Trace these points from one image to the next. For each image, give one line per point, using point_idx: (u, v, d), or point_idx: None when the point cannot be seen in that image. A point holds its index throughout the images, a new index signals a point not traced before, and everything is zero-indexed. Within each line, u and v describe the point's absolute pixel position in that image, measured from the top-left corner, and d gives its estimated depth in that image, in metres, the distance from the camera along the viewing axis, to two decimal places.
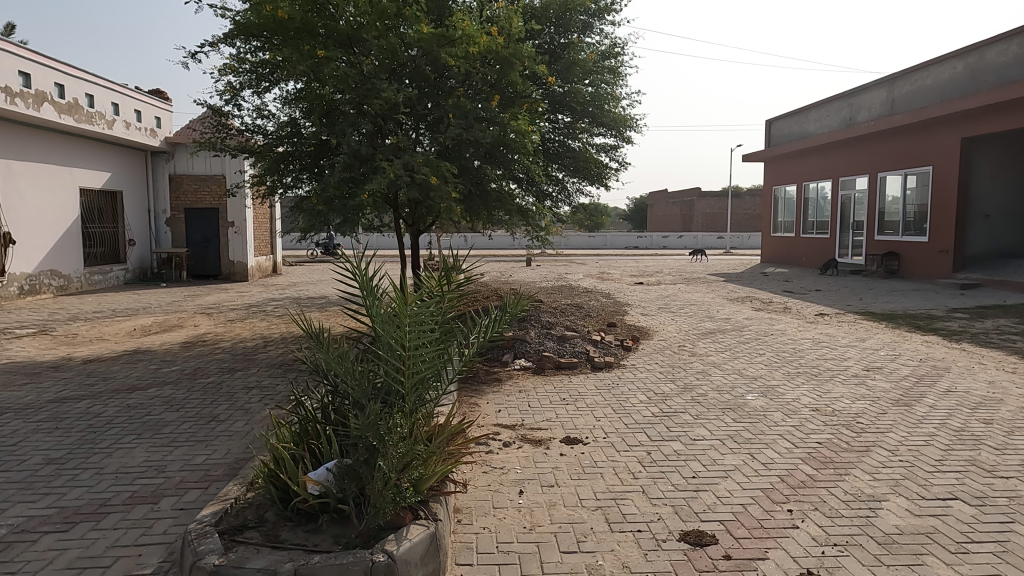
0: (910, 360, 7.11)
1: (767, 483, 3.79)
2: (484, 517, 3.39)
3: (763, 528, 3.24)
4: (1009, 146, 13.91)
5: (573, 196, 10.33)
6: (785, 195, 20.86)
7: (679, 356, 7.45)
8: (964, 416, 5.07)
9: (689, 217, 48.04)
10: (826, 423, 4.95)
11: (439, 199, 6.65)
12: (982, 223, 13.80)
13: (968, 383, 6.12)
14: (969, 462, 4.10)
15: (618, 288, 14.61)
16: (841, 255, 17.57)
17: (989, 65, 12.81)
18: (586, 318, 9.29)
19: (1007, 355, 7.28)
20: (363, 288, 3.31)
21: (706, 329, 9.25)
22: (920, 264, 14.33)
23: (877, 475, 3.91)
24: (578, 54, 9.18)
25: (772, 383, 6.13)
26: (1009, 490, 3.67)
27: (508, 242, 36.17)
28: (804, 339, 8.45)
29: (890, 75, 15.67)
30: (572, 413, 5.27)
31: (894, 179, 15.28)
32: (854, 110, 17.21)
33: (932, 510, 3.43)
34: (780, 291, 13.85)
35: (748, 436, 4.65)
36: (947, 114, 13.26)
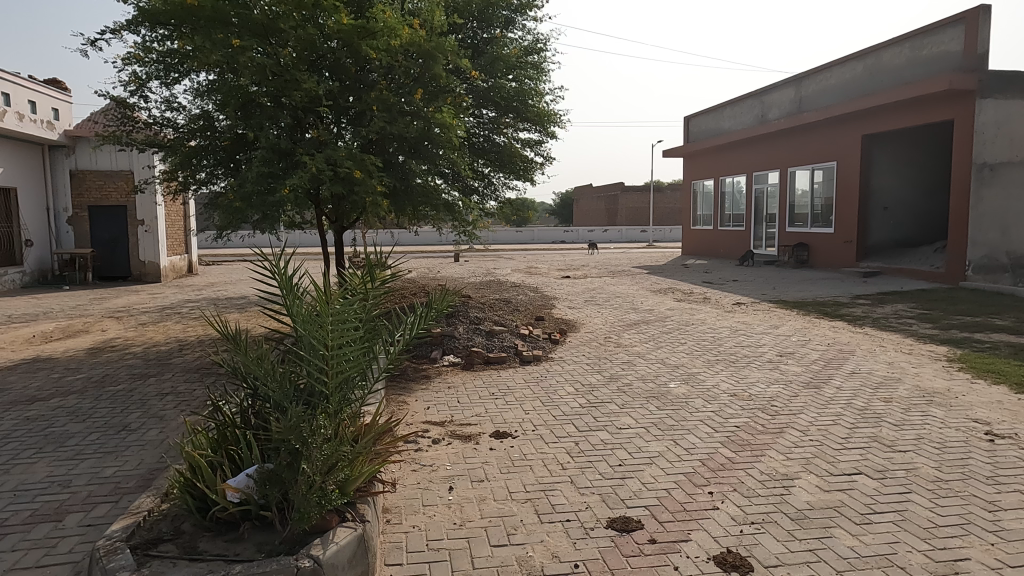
0: (819, 345, 7.52)
1: (690, 468, 3.93)
2: (414, 515, 3.36)
3: (686, 511, 3.36)
4: (908, 143, 14.79)
5: (499, 190, 10.40)
6: (703, 189, 21.61)
7: (606, 347, 7.59)
8: (867, 396, 5.42)
9: (614, 211, 49.15)
10: (744, 407, 5.17)
11: (364, 193, 6.52)
12: (881, 215, 14.71)
13: (871, 365, 6.54)
14: (872, 439, 4.38)
15: (545, 282, 14.79)
16: (756, 246, 18.37)
17: (886, 67, 13.66)
18: (515, 312, 9.35)
19: (905, 339, 7.81)
20: (283, 287, 3.18)
21: (630, 320, 9.50)
22: (828, 254, 15.18)
23: (790, 454, 4.12)
24: (502, 49, 9.18)
25: (693, 371, 6.36)
26: (907, 463, 3.95)
27: (436, 237, 35.99)
28: (722, 327, 8.80)
29: (797, 75, 16.47)
30: (501, 407, 5.29)
31: (803, 174, 16.11)
32: (766, 108, 18.00)
33: (840, 486, 3.64)
34: (699, 282, 14.31)
35: (670, 423, 4.81)
36: (850, 113, 14.07)
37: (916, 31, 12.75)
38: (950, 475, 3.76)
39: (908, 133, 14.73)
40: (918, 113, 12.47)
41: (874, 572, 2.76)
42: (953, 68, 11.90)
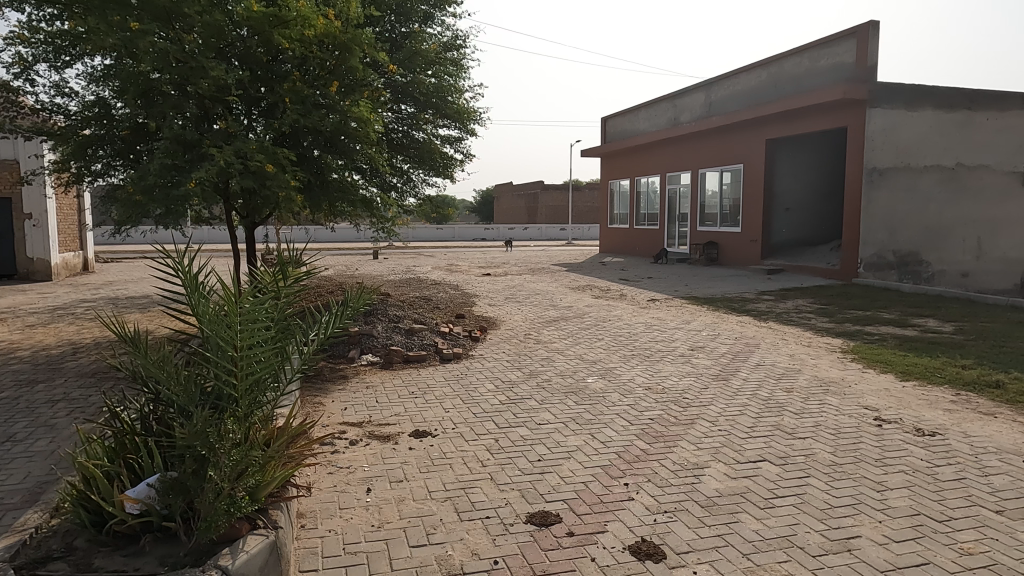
0: (727, 339, 7.88)
1: (606, 460, 4.03)
2: (330, 519, 3.27)
3: (602, 502, 3.44)
4: (807, 148, 15.71)
5: (419, 187, 10.33)
6: (619, 189, 22.18)
7: (525, 344, 7.66)
8: (771, 387, 5.73)
9: (534, 208, 49.69)
10: (658, 400, 5.34)
11: (276, 188, 6.27)
12: (784, 215, 15.56)
13: (774, 357, 6.91)
14: (774, 427, 4.63)
15: (465, 279, 14.76)
16: (670, 245, 19.02)
17: (787, 75, 14.45)
18: (435, 310, 9.27)
19: (804, 332, 8.30)
20: (187, 286, 3.01)
21: (549, 316, 9.63)
22: (736, 252, 15.92)
23: (701, 444, 4.30)
24: (421, 44, 9.05)
25: (610, 366, 6.51)
26: (806, 449, 4.20)
27: (354, 234, 35.24)
28: (637, 323, 9.07)
29: (707, 80, 17.17)
30: (420, 406, 5.24)
31: (712, 176, 16.82)
32: (678, 111, 18.66)
33: (746, 473, 3.82)
34: (616, 280, 14.68)
35: (588, 417, 4.91)
36: (755, 118, 14.79)
37: (814, 43, 13.56)
38: (844, 459, 4.03)
39: (807, 139, 15.65)
40: (816, 120, 13.26)
41: (777, 553, 2.92)
42: (847, 78, 12.74)
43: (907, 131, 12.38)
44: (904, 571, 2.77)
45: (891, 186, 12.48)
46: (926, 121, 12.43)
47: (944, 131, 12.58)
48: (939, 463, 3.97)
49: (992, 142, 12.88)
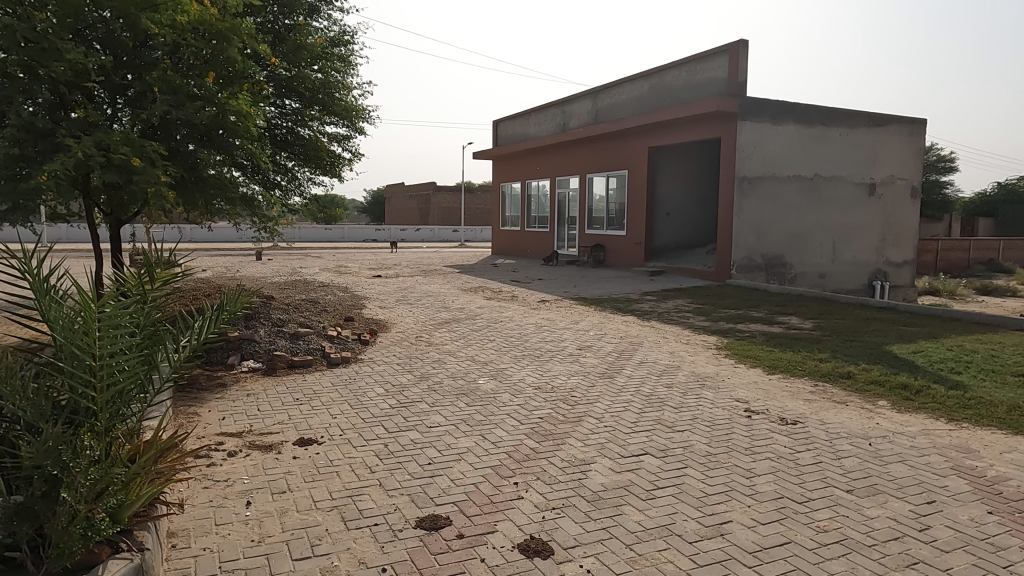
0: (613, 338, 8.19)
1: (496, 460, 4.06)
2: (205, 537, 3.08)
3: (492, 503, 3.46)
4: (685, 157, 16.63)
5: (304, 185, 10.04)
6: (511, 192, 22.47)
7: (417, 346, 7.58)
8: (653, 383, 6.00)
9: (426, 210, 49.31)
10: (547, 399, 5.45)
11: (143, 182, 5.79)
12: (664, 220, 16.37)
13: (656, 355, 7.24)
14: (656, 422, 4.86)
15: (355, 281, 14.39)
16: (559, 247, 19.48)
17: (667, 87, 15.22)
18: (322, 313, 8.98)
19: (684, 330, 8.77)
20: (37, 291, 2.71)
21: (441, 318, 9.58)
22: (621, 255, 16.58)
23: (587, 441, 4.43)
24: (306, 37, 8.73)
25: (501, 367, 6.57)
26: (684, 442, 4.44)
27: (234, 234, 33.44)
28: (528, 324, 9.21)
29: (594, 88, 17.76)
30: (306, 412, 5.04)
31: (599, 181, 17.42)
32: (567, 117, 19.18)
33: (629, 467, 3.98)
34: (508, 281, 14.85)
35: (479, 418, 4.92)
36: (638, 126, 15.47)
37: (690, 57, 14.38)
38: (718, 450, 4.29)
39: (685, 148, 16.56)
40: (692, 131, 14.07)
41: (657, 542, 3.06)
42: (720, 92, 13.60)
43: (773, 142, 13.52)
44: (769, 551, 2.99)
45: (761, 193, 13.53)
46: (788, 134, 13.70)
47: (804, 145, 13.99)
48: (800, 449, 4.32)
49: (837, 157, 14.52)
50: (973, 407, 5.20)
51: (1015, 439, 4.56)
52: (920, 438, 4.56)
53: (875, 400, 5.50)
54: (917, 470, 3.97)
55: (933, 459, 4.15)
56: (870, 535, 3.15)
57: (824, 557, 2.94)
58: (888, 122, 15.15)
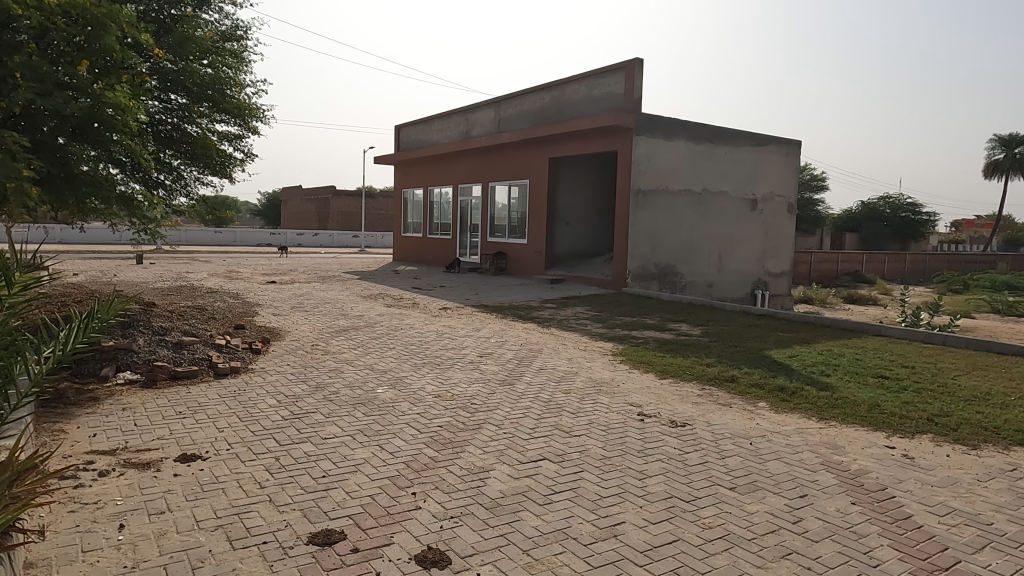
0: (513, 345, 8.26)
1: (394, 471, 3.98)
2: (70, 565, 2.81)
3: (389, 514, 3.39)
4: (585, 168, 17.12)
5: (191, 185, 9.49)
6: (413, 198, 22.25)
7: (312, 355, 7.31)
8: (552, 389, 6.10)
9: (324, 214, 47.88)
10: (447, 407, 5.41)
11: (3, 178, 5.24)
12: (564, 229, 16.76)
13: (555, 361, 7.38)
14: (554, 427, 4.94)
15: (247, 287, 13.72)
16: (461, 254, 19.47)
17: (567, 99, 15.61)
18: (210, 321, 8.48)
19: (582, 337, 8.99)
20: None
21: (339, 326, 9.30)
22: (522, 263, 16.81)
23: (486, 448, 4.44)
24: (194, 30, 8.26)
25: (400, 375, 6.46)
26: (581, 446, 4.54)
27: (110, 235, 31.03)
28: (429, 332, 9.13)
29: (497, 97, 17.94)
30: (189, 427, 4.74)
31: (502, 189, 17.59)
32: (470, 125, 19.24)
33: (527, 472, 4.02)
34: (409, 288, 14.65)
35: (376, 428, 4.82)
36: (540, 137, 15.76)
37: (590, 72, 14.84)
38: (612, 453, 4.42)
39: (585, 160, 17.03)
40: (591, 143, 14.51)
41: (553, 546, 3.11)
42: (617, 107, 14.12)
43: (665, 157, 14.18)
44: (659, 549, 3.11)
45: (655, 205, 14.15)
46: (679, 150, 14.42)
47: (694, 161, 14.77)
48: (689, 450, 4.53)
49: (723, 173, 15.44)
50: (839, 406, 5.65)
51: (874, 434, 5.00)
52: (794, 437, 4.90)
53: (755, 402, 5.86)
54: (792, 466, 4.27)
55: (805, 455, 4.48)
56: (750, 530, 3.34)
57: (708, 553, 3.09)
58: (768, 142, 16.28)
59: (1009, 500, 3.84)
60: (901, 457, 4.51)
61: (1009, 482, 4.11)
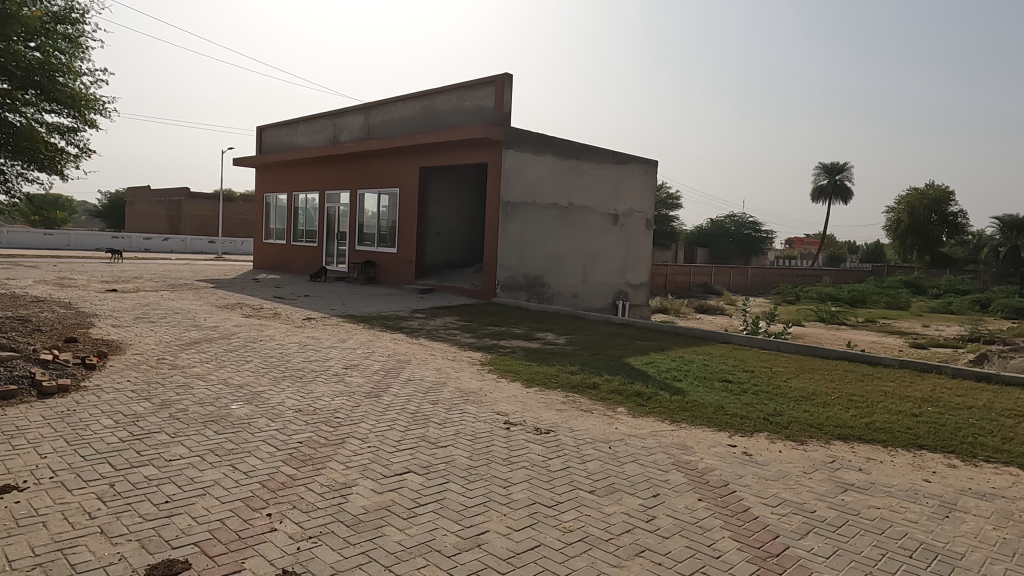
0: (380, 356, 8.09)
1: (248, 491, 3.75)
2: None
3: (240, 539, 3.17)
4: (456, 179, 17.19)
5: (13, 182, 8.43)
6: (276, 203, 21.23)
7: (157, 370, 6.73)
8: (419, 400, 6.03)
9: (176, 218, 44.38)
10: (308, 422, 5.19)
11: None
12: (435, 239, 16.70)
13: (423, 372, 7.30)
14: (420, 439, 4.89)
15: (82, 296, 12.39)
16: (328, 263, 18.83)
17: (438, 110, 15.62)
18: (34, 333, 7.55)
19: (451, 347, 8.99)
20: None
21: (190, 338, 8.64)
22: (391, 272, 16.54)
23: (349, 463, 4.29)
24: (19, 8, 7.37)
25: (257, 390, 6.10)
26: (447, 457, 4.52)
27: None
28: (291, 343, 8.72)
29: (366, 104, 17.58)
30: (4, 454, 4.17)
31: (371, 197, 17.23)
32: (338, 130, 18.71)
33: (391, 486, 3.94)
34: (270, 298, 13.92)
35: (229, 446, 4.51)
36: (410, 146, 15.62)
37: (461, 84, 14.97)
38: (478, 462, 4.44)
39: (456, 171, 17.10)
40: (462, 154, 14.60)
41: (416, 560, 3.06)
42: (487, 120, 14.33)
43: (533, 170, 14.59)
44: (521, 556, 3.16)
45: (523, 217, 14.48)
46: (546, 165, 14.88)
47: (560, 176, 15.31)
48: (551, 456, 4.65)
49: (588, 188, 16.13)
50: (689, 409, 6.06)
51: (719, 434, 5.41)
52: (650, 439, 5.18)
53: (615, 407, 6.14)
54: (646, 467, 4.51)
55: (659, 456, 4.75)
56: (608, 530, 3.48)
57: (568, 555, 3.18)
58: (629, 161, 17.22)
59: (829, 489, 4.30)
60: (742, 454, 4.91)
61: (830, 473, 4.61)
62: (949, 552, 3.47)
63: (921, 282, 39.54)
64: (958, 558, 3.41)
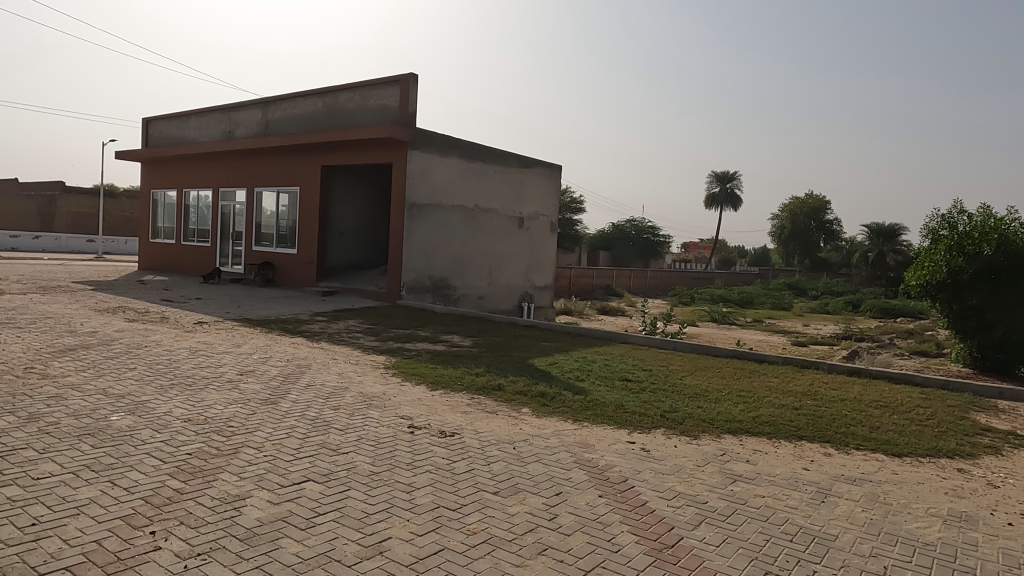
0: (278, 361, 7.77)
1: (129, 509, 3.49)
2: None
3: (119, 561, 2.95)
4: (360, 179, 16.81)
5: None
6: (164, 200, 19.95)
7: (25, 380, 6.14)
8: (319, 406, 5.84)
9: (48, 214, 40.75)
10: (198, 432, 4.90)
11: None
12: (337, 240, 16.26)
13: (324, 376, 7.07)
14: (320, 446, 4.73)
15: None
16: (222, 263, 17.91)
17: (341, 108, 15.22)
18: None
19: (353, 351, 8.77)
20: None
21: (63, 345, 7.95)
22: (291, 274, 15.96)
23: (243, 474, 4.09)
24: None
25: (141, 400, 5.69)
26: (348, 463, 4.41)
27: None
28: (179, 349, 8.21)
29: (264, 98, 16.87)
30: None
31: (269, 196, 16.55)
32: (233, 125, 17.84)
33: (289, 496, 3.79)
34: (157, 300, 13.06)
35: (108, 461, 4.18)
36: (312, 144, 15.13)
37: (365, 82, 14.66)
38: (381, 468, 4.35)
39: (360, 171, 16.73)
40: (366, 153, 14.29)
41: (315, 572, 2.96)
42: (392, 120, 14.12)
43: (439, 172, 14.50)
44: (424, 561, 3.12)
45: (429, 219, 14.37)
46: (452, 166, 14.84)
47: (466, 178, 15.31)
48: (456, 459, 4.63)
49: (493, 191, 16.21)
50: (591, 408, 6.21)
51: (619, 432, 5.58)
52: (552, 439, 5.27)
53: (519, 408, 6.20)
54: (549, 467, 4.58)
55: (561, 455, 4.84)
56: (511, 530, 3.51)
57: (472, 558, 3.18)
58: (534, 164, 17.46)
59: (719, 480, 4.54)
60: (641, 450, 5.09)
61: (720, 465, 4.86)
62: (824, 534, 3.74)
63: (802, 285, 42.48)
64: (832, 539, 3.69)
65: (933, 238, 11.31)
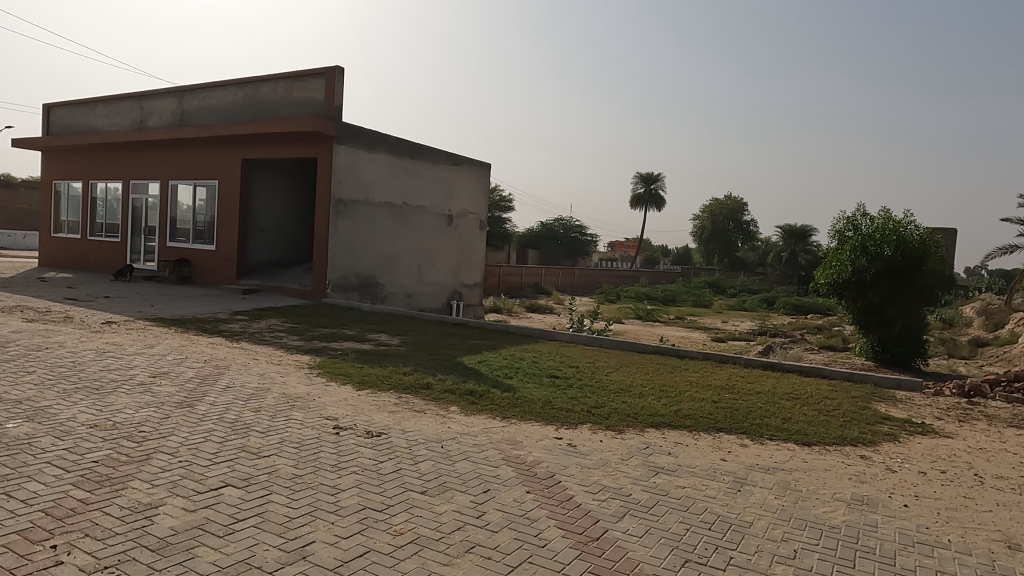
0: (195, 362, 7.44)
1: (27, 522, 3.25)
2: None
3: None
4: (282, 174, 16.29)
5: None
6: (68, 192, 18.70)
7: None
8: (239, 408, 5.63)
9: None
10: (106, 438, 4.63)
11: None
12: (258, 237, 15.70)
13: (244, 377, 6.82)
14: (240, 449, 4.57)
15: None
16: (133, 260, 16.96)
17: (263, 99, 14.69)
18: None
19: (275, 351, 8.50)
20: None
21: None
22: (209, 271, 15.29)
23: (155, 481, 3.89)
24: None
25: (42, 405, 5.32)
26: (270, 466, 4.27)
27: None
28: (85, 350, 7.72)
29: (180, 87, 16.07)
30: None
31: (185, 189, 15.80)
32: (146, 114, 16.91)
33: (205, 503, 3.63)
34: (60, 299, 12.23)
35: (3, 471, 3.89)
36: (231, 136, 14.54)
37: (289, 74, 14.22)
38: (304, 471, 4.24)
39: (283, 165, 16.21)
40: (290, 147, 13.86)
41: None
42: (318, 113, 13.75)
43: (366, 167, 14.24)
44: (349, 564, 3.06)
45: (356, 216, 14.09)
46: (379, 162, 14.60)
47: (394, 174, 15.09)
48: (383, 459, 4.56)
49: (422, 188, 16.05)
50: (519, 405, 6.26)
51: (547, 428, 5.65)
52: (481, 437, 5.28)
53: (448, 406, 6.17)
54: (477, 464, 4.59)
55: (489, 452, 4.85)
56: (438, 530, 3.49)
57: (399, 559, 3.14)
58: (463, 162, 17.39)
59: (643, 473, 4.66)
60: (567, 446, 5.16)
61: (644, 458, 5.00)
62: (739, 521, 3.91)
63: (721, 283, 44.21)
64: (747, 526, 3.86)
65: (839, 239, 11.97)
